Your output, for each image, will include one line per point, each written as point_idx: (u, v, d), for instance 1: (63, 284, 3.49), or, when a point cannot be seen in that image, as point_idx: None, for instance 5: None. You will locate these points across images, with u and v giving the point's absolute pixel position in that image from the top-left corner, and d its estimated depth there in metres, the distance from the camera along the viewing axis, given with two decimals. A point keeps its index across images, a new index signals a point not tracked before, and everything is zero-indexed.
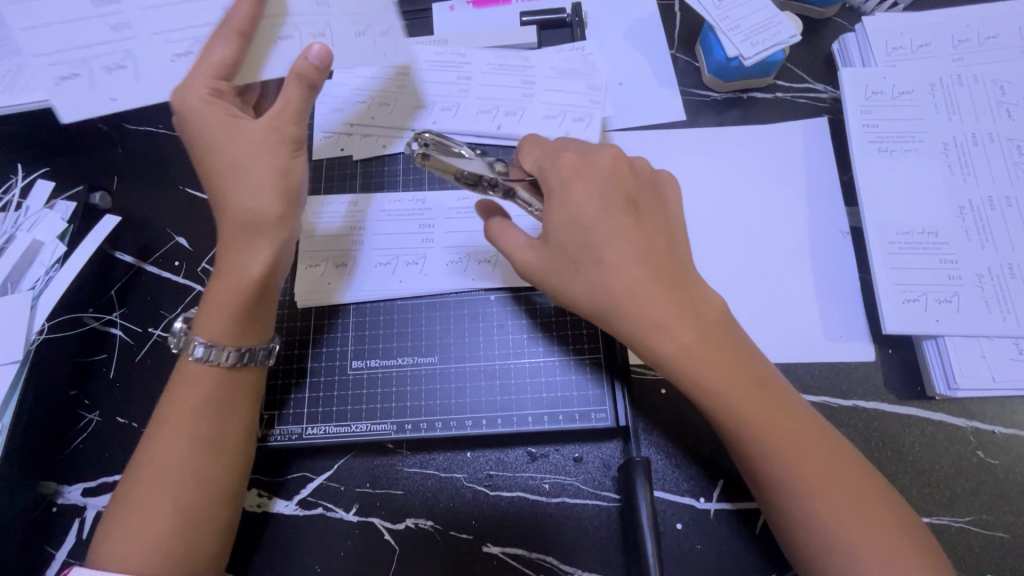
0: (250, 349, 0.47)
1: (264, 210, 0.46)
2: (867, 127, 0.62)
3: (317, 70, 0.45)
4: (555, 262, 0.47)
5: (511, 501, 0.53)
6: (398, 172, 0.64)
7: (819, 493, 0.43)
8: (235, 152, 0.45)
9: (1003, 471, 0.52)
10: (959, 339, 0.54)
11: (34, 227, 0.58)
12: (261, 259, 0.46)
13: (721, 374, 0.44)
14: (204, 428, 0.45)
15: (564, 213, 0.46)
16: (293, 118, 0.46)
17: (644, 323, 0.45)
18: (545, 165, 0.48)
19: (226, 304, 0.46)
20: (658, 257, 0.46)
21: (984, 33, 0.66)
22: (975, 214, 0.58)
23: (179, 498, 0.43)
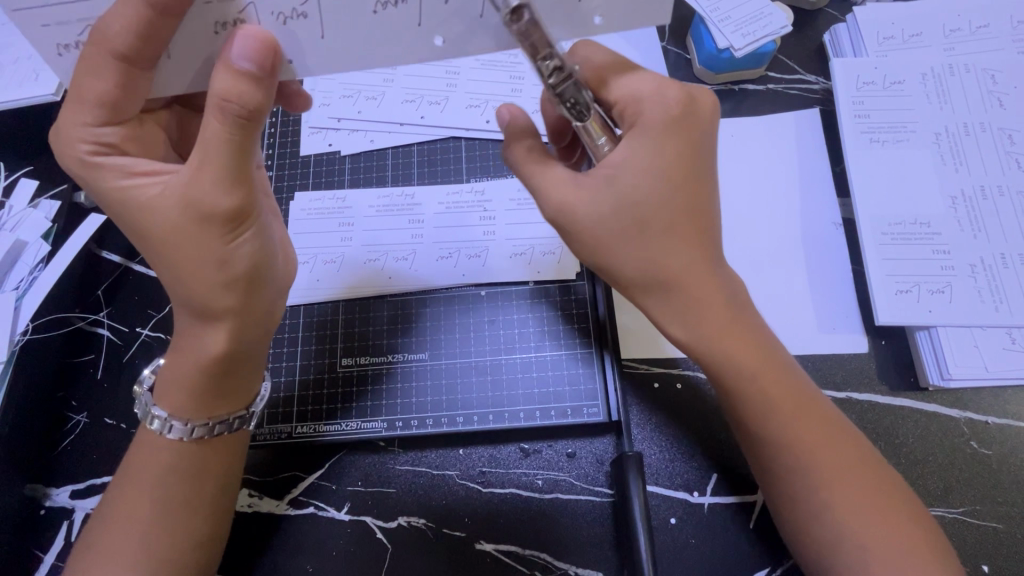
0: (217, 421, 0.45)
1: (210, 295, 0.40)
2: (859, 118, 0.62)
3: (247, 83, 0.36)
4: (614, 221, 0.40)
5: (505, 499, 0.52)
6: (388, 167, 0.64)
7: (833, 484, 0.43)
8: (155, 223, 0.39)
9: (997, 462, 0.52)
10: (952, 330, 0.54)
11: (18, 227, 0.57)
12: (219, 337, 0.42)
13: (759, 358, 0.43)
14: (183, 460, 0.45)
15: (644, 163, 0.40)
16: (217, 188, 0.37)
17: (704, 300, 0.42)
18: (641, 103, 0.41)
19: (182, 382, 0.43)
20: (720, 231, 0.43)
21: (976, 23, 0.65)
22: (968, 203, 0.58)
23: (157, 524, 0.44)
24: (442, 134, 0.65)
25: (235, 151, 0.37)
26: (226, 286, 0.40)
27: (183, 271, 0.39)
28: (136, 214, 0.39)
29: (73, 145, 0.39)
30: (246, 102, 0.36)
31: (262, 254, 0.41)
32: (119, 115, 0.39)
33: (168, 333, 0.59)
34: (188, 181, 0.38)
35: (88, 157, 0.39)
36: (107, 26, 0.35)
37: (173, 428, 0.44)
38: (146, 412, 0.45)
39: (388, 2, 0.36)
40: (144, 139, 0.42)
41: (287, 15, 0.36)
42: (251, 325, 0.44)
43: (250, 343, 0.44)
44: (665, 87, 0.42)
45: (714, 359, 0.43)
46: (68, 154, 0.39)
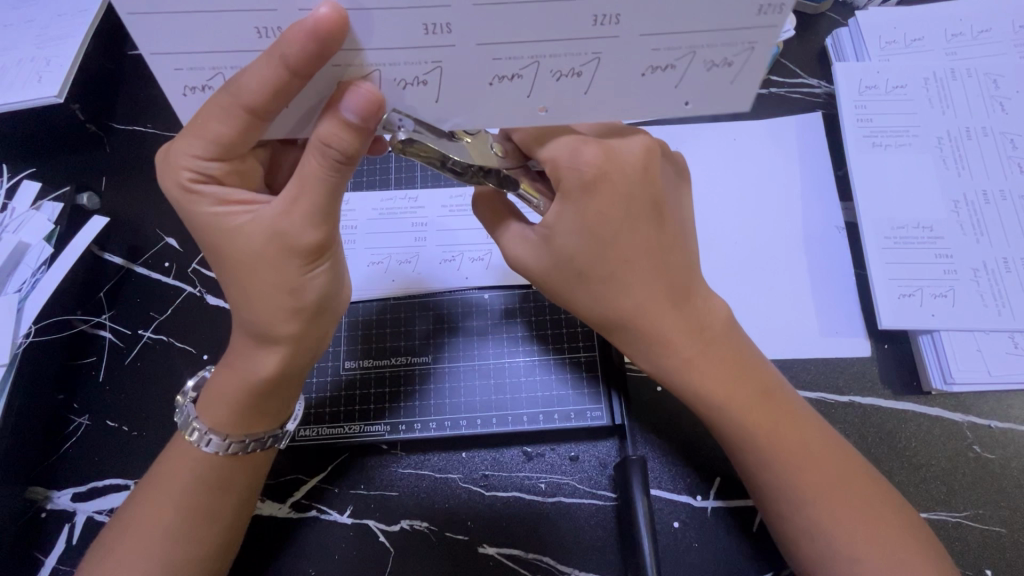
0: (255, 438, 0.45)
1: (275, 319, 0.41)
2: (862, 122, 0.62)
3: (360, 134, 0.35)
4: (560, 269, 0.44)
5: (507, 503, 0.52)
6: (391, 169, 0.64)
7: (814, 504, 0.43)
8: (240, 256, 0.40)
9: (999, 466, 0.52)
10: (955, 334, 0.54)
11: (21, 228, 0.57)
12: (272, 360, 0.43)
13: (721, 384, 0.44)
14: (212, 472, 0.45)
15: (574, 224, 0.42)
16: (304, 227, 0.39)
17: (649, 338, 0.44)
18: (557, 164, 0.41)
19: (233, 400, 0.43)
20: (674, 270, 0.44)
21: (977, 27, 0.65)
22: (970, 207, 0.58)
23: (179, 531, 0.43)
24: None
25: (330, 191, 0.38)
26: (291, 315, 0.41)
27: (258, 297, 0.41)
28: (225, 241, 0.40)
29: (176, 172, 0.39)
30: (353, 146, 0.36)
31: (331, 288, 0.43)
32: (227, 153, 0.38)
33: (171, 336, 0.59)
34: (278, 215, 0.39)
35: (188, 185, 0.39)
36: (241, 81, 0.34)
37: (211, 442, 0.44)
38: (186, 423, 0.45)
39: (510, 77, 0.35)
40: (248, 172, 0.41)
41: (408, 82, 0.35)
42: (306, 349, 0.44)
43: (300, 367, 0.45)
44: (583, 145, 0.41)
45: (680, 381, 0.45)
46: (171, 180, 0.39)
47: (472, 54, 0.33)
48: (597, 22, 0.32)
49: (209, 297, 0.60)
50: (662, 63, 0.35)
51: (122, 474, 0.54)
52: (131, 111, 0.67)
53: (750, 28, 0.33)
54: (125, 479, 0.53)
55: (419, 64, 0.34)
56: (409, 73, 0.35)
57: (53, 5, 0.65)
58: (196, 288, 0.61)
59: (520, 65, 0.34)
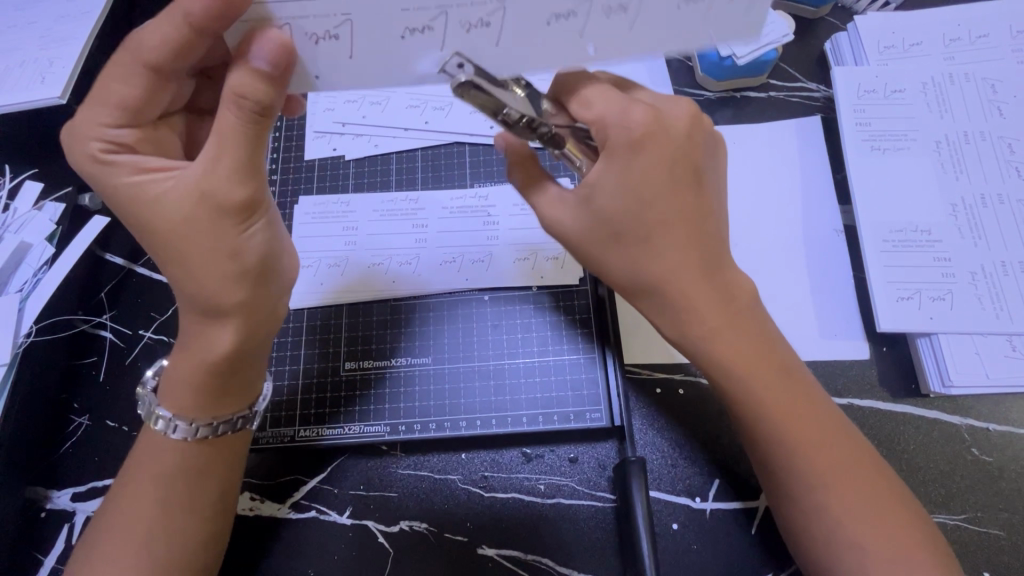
0: (225, 420, 0.45)
1: (222, 289, 0.41)
2: (860, 126, 0.62)
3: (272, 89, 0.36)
4: (598, 231, 0.43)
5: (506, 504, 0.52)
6: (392, 172, 0.64)
7: (830, 485, 0.43)
8: (174, 221, 0.39)
9: (998, 469, 0.52)
10: (953, 337, 0.54)
11: (23, 228, 0.58)
12: (228, 334, 0.43)
13: (749, 354, 0.44)
14: (192, 458, 0.45)
15: (617, 183, 0.41)
16: (227, 180, 0.39)
17: (682, 304, 0.43)
18: (607, 121, 0.41)
19: (189, 380, 0.43)
20: (708, 238, 0.43)
21: (975, 33, 0.66)
22: (968, 211, 0.58)
23: (163, 518, 0.44)
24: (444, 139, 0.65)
25: (249, 145, 0.38)
26: (238, 280, 0.41)
27: (198, 267, 0.40)
28: (147, 208, 0.40)
29: (85, 143, 0.39)
30: (263, 105, 0.37)
31: (271, 246, 0.43)
32: (134, 118, 0.40)
33: (171, 336, 0.59)
34: (201, 175, 0.39)
35: (99, 155, 0.40)
36: (186, 43, 0.36)
37: (178, 428, 0.44)
38: (150, 412, 0.45)
39: (500, 25, 0.36)
40: (161, 141, 0.42)
41: (410, 28, 0.35)
42: (259, 319, 0.44)
43: (256, 340, 0.45)
44: (630, 107, 0.41)
45: (709, 353, 0.44)
46: (78, 152, 0.40)
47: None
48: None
49: None
50: (710, 9, 0.36)
51: None
52: None
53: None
54: None
55: (424, 10, 0.34)
56: (414, 19, 0.35)
57: (55, 7, 0.66)
58: None
59: (579, 2, 0.35)
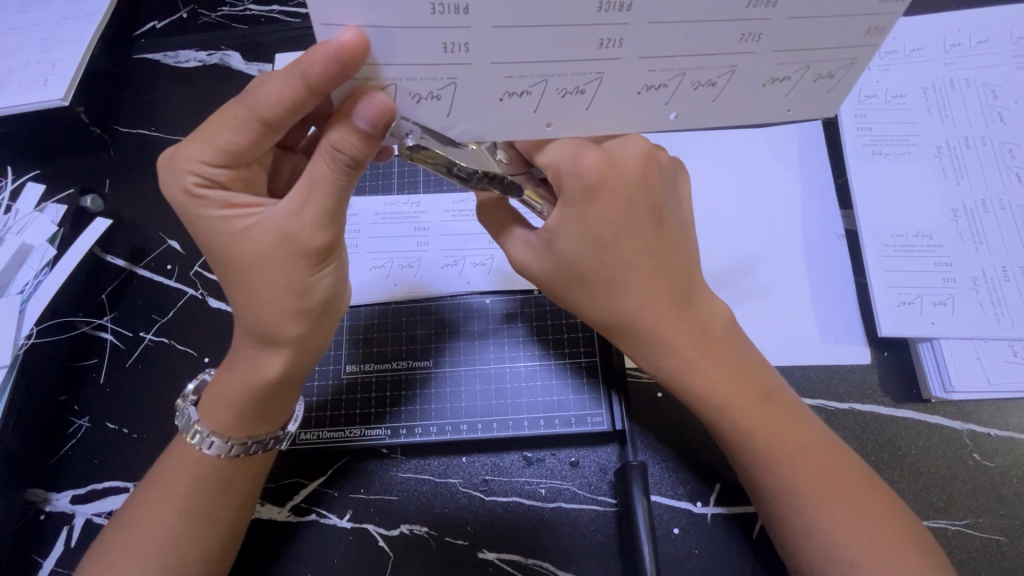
0: (257, 441, 0.46)
1: (279, 323, 0.41)
2: (861, 131, 0.63)
3: (360, 142, 0.36)
4: (563, 275, 0.44)
5: (507, 508, 0.52)
6: (393, 174, 0.64)
7: (812, 503, 0.43)
8: (251, 260, 0.40)
9: (999, 474, 0.52)
10: (955, 342, 0.54)
11: (24, 231, 0.58)
12: (275, 362, 0.43)
13: (725, 386, 0.44)
14: (215, 476, 0.45)
15: (574, 229, 0.42)
16: (313, 227, 0.39)
17: (650, 341, 0.44)
18: (559, 170, 0.40)
19: (233, 403, 0.43)
20: (673, 273, 0.44)
21: (976, 37, 0.66)
22: (969, 216, 0.58)
23: (179, 532, 0.43)
24: None
25: (338, 194, 0.38)
26: (299, 315, 0.42)
27: (261, 297, 0.41)
28: (231, 247, 0.40)
29: (181, 176, 0.39)
30: (360, 153, 0.37)
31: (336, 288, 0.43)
32: (235, 160, 0.39)
33: (172, 338, 0.59)
34: (286, 217, 0.39)
35: (193, 189, 0.39)
36: (261, 94, 0.36)
37: (213, 444, 0.45)
38: (188, 426, 0.46)
39: (519, 93, 0.35)
40: (253, 179, 0.41)
41: (419, 95, 0.35)
42: (310, 350, 0.45)
43: (303, 370, 0.45)
44: (583, 151, 0.40)
45: (680, 381, 0.45)
46: (175, 185, 0.40)
47: (487, 73, 0.34)
48: (603, 45, 0.33)
49: (211, 300, 0.60)
50: (780, 75, 0.37)
51: (121, 476, 0.54)
52: (133, 112, 0.67)
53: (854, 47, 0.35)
54: (125, 481, 0.53)
55: (436, 80, 0.34)
56: (427, 87, 0.34)
57: (58, 9, 0.66)
58: (198, 290, 0.61)
59: (666, 77, 0.35)
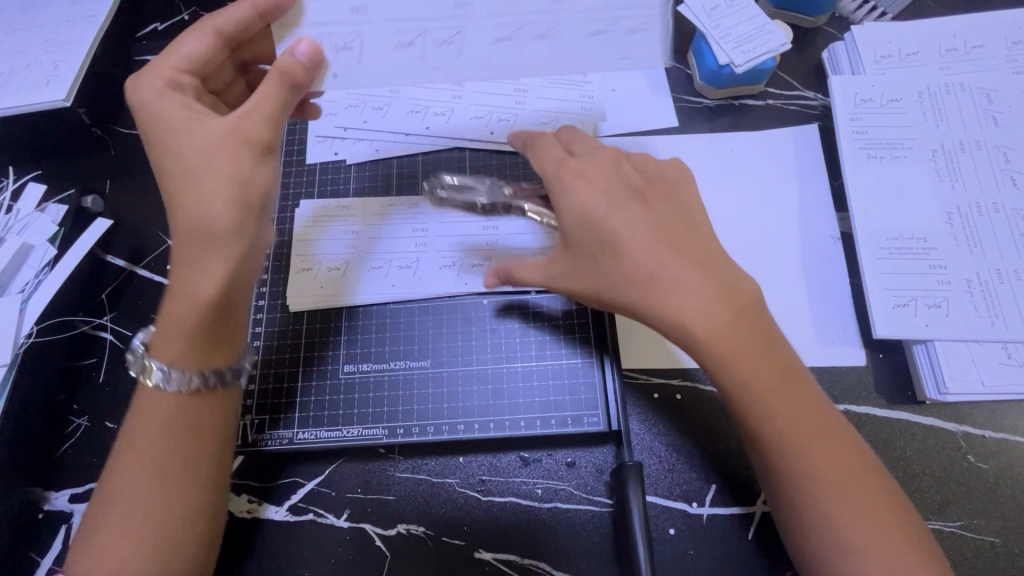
0: (215, 370, 0.44)
1: (217, 216, 0.42)
2: (857, 135, 0.63)
3: (300, 68, 0.44)
4: (591, 252, 0.47)
5: (504, 508, 0.52)
6: (393, 176, 0.64)
7: (825, 479, 0.42)
8: (183, 168, 0.43)
9: (993, 476, 0.52)
10: (949, 344, 0.54)
11: (25, 230, 0.58)
12: (216, 278, 0.42)
13: (750, 352, 0.43)
14: (181, 418, 0.43)
15: (612, 217, 0.46)
16: (264, 120, 0.43)
17: (674, 301, 0.43)
18: (547, 163, 0.51)
19: (181, 325, 0.43)
20: (712, 262, 0.45)
21: (971, 43, 0.66)
22: (964, 220, 0.59)
23: (157, 492, 0.42)
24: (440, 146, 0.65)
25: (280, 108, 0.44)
26: (237, 204, 0.42)
27: (201, 185, 0.42)
28: (172, 141, 0.43)
29: (152, 77, 0.45)
30: (302, 74, 0.44)
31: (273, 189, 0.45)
32: (204, 69, 0.47)
33: None
34: (237, 117, 0.43)
35: (163, 86, 0.45)
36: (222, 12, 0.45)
37: (169, 377, 0.43)
38: (143, 369, 0.43)
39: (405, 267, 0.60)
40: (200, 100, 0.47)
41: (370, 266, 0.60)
42: (250, 263, 0.44)
43: (246, 281, 0.44)
44: (575, 139, 0.53)
45: (710, 356, 0.43)
46: (146, 84, 0.45)
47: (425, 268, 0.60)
48: None
49: None
50: None
51: None
52: (134, 114, 0.68)
53: None
54: None
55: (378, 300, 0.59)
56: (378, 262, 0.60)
57: (60, 11, 0.66)
58: None
59: None
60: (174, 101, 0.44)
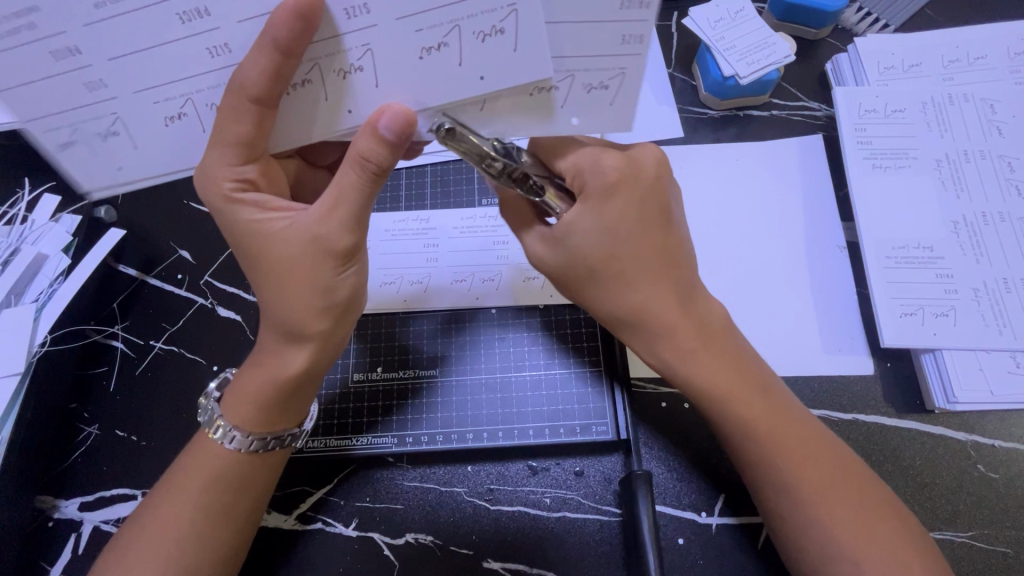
0: (277, 436, 0.46)
1: (305, 318, 0.43)
2: (862, 144, 0.63)
3: (389, 150, 0.38)
4: (573, 268, 0.46)
5: (513, 517, 0.52)
6: (402, 187, 0.65)
7: (811, 498, 0.43)
8: (283, 269, 0.43)
9: (1004, 485, 0.52)
10: (957, 352, 0.54)
11: (39, 240, 0.58)
12: (298, 358, 0.45)
13: (720, 377, 0.46)
14: (234, 471, 0.45)
15: (595, 222, 0.45)
16: (349, 226, 0.42)
17: (655, 329, 0.46)
18: (582, 169, 0.45)
19: (259, 397, 0.45)
20: (677, 267, 0.46)
21: (973, 54, 0.67)
22: (970, 228, 0.59)
23: (190, 532, 0.43)
24: (444, 157, 0.66)
25: (366, 199, 0.41)
26: (323, 312, 0.44)
27: (288, 298, 0.43)
28: (266, 246, 0.43)
29: (218, 182, 0.42)
30: (383, 148, 0.39)
31: (361, 288, 0.45)
32: (253, 153, 0.42)
33: (182, 347, 0.60)
34: (316, 220, 0.42)
35: (231, 194, 0.42)
36: (241, 72, 0.36)
37: (235, 438, 0.45)
38: (210, 421, 0.46)
39: (177, 116, 0.40)
40: (273, 174, 0.45)
41: (60, 143, 0.39)
42: (331, 346, 0.47)
43: (323, 367, 0.47)
44: (603, 154, 0.45)
45: (683, 379, 0.47)
46: (211, 190, 0.43)
47: (132, 101, 0.38)
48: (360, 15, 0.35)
49: (221, 309, 0.61)
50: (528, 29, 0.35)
51: (128, 483, 0.54)
52: None
53: (620, 55, 0.37)
54: (132, 488, 0.54)
55: (97, 119, 0.38)
56: (96, 125, 0.39)
57: None
58: (208, 299, 0.62)
59: (499, 16, 0.35)
60: (250, 207, 0.43)
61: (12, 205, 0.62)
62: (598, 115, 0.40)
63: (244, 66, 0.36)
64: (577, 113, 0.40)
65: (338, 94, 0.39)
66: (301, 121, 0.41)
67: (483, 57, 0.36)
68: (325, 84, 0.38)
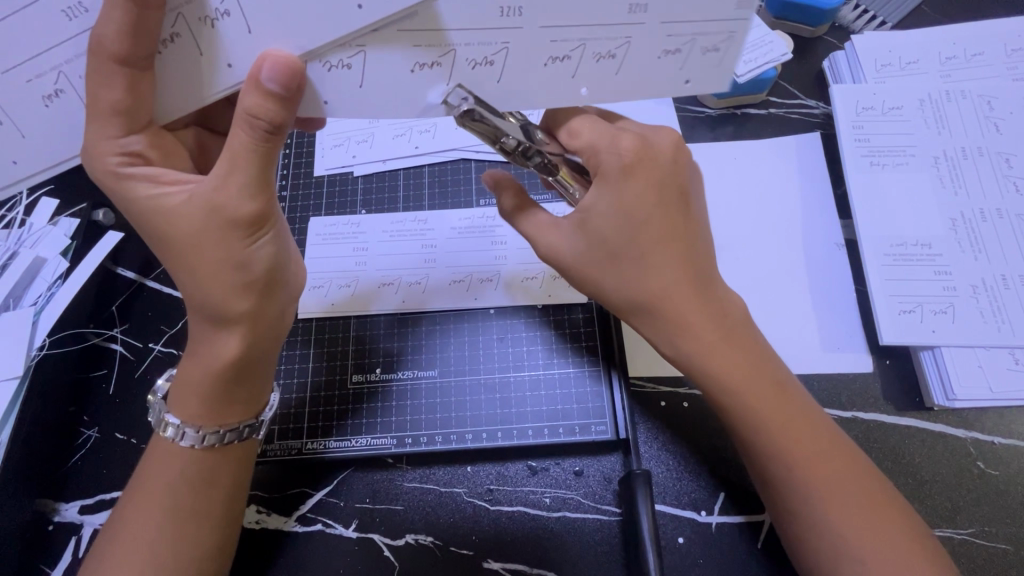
0: (230, 428, 0.46)
1: (227, 298, 0.42)
2: (860, 142, 0.63)
3: (274, 102, 0.38)
4: (591, 252, 0.46)
5: (513, 518, 0.52)
6: (399, 188, 0.65)
7: (822, 493, 0.43)
8: (195, 242, 0.41)
9: (1003, 482, 0.52)
10: (955, 349, 0.54)
11: (37, 244, 0.59)
12: (233, 341, 0.44)
13: (736, 369, 0.45)
14: (195, 467, 0.45)
15: (611, 204, 0.44)
16: (253, 191, 0.40)
17: (674, 320, 0.45)
18: (599, 149, 0.44)
19: (195, 385, 0.44)
20: (699, 255, 0.46)
21: (971, 50, 0.67)
22: (968, 226, 0.59)
23: (165, 530, 0.43)
24: (440, 158, 0.66)
25: (262, 161, 0.40)
26: (243, 289, 0.42)
27: (202, 273, 0.41)
28: (163, 221, 0.41)
29: (102, 159, 0.40)
30: (264, 104, 0.38)
31: (278, 259, 0.44)
32: (136, 121, 0.40)
33: (181, 349, 0.60)
34: (212, 189, 0.40)
35: (117, 169, 0.41)
36: (99, 34, 0.37)
37: (186, 435, 0.45)
38: (158, 420, 0.46)
39: (53, 93, 0.40)
40: (167, 147, 0.43)
41: None
42: (265, 329, 0.45)
43: (261, 351, 0.46)
44: (619, 136, 0.44)
45: (702, 373, 0.46)
46: (98, 168, 0.41)
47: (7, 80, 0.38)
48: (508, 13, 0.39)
49: None
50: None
51: None
52: None
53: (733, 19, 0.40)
54: None
55: None
56: None
57: None
58: None
59: None
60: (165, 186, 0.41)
61: (10, 208, 0.63)
62: (711, 78, 0.42)
63: (101, 23, 0.37)
64: (692, 75, 0.42)
65: (215, 52, 0.39)
66: (181, 87, 0.40)
67: (624, 26, 0.40)
68: (197, 37, 0.38)
